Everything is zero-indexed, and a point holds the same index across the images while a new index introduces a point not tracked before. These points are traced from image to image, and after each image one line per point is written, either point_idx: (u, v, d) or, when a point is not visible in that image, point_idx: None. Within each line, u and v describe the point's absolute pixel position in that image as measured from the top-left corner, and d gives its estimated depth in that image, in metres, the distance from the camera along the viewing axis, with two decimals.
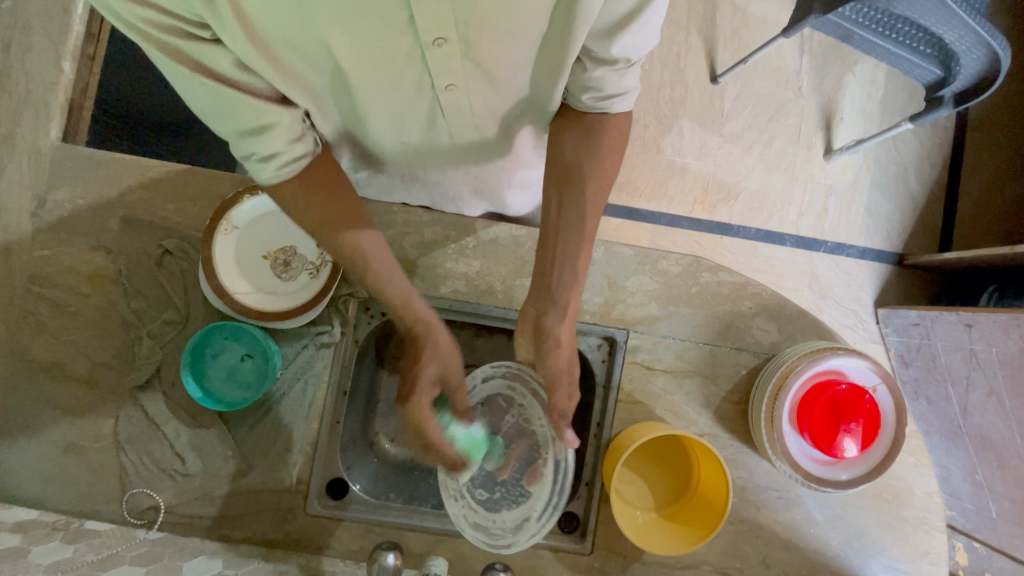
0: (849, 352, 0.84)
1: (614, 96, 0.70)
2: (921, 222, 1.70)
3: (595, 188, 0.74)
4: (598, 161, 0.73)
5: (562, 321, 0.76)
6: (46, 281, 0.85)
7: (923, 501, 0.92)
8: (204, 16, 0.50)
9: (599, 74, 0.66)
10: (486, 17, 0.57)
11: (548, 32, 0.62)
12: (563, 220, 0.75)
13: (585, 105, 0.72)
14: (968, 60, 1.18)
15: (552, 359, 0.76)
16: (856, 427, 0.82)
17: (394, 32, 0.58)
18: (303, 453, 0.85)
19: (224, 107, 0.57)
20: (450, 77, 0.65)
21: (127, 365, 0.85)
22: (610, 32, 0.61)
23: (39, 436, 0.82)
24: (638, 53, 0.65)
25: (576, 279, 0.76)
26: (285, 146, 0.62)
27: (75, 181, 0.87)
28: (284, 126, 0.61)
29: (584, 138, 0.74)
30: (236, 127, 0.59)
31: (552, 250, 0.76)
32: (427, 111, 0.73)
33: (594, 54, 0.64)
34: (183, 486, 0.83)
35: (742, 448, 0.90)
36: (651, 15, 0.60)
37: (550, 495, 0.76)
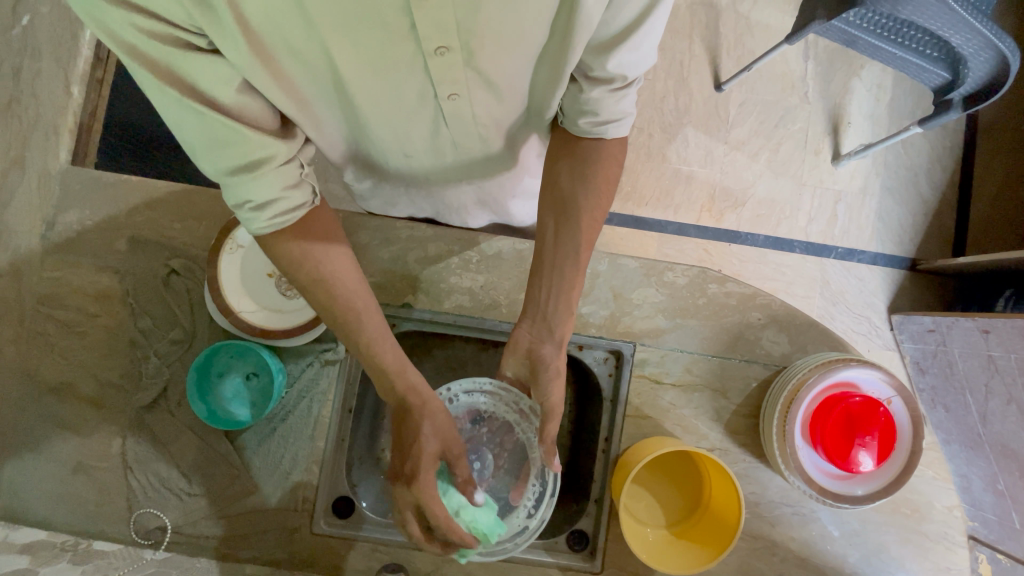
0: (862, 363, 0.83)
1: (609, 121, 0.70)
2: (933, 227, 1.68)
3: (590, 215, 0.74)
4: (592, 187, 0.74)
5: (557, 350, 0.77)
6: (56, 302, 0.86)
7: (943, 515, 0.89)
8: (205, 27, 0.51)
9: (596, 94, 0.66)
10: (488, 25, 0.57)
11: (549, 38, 0.62)
12: (558, 254, 0.76)
13: (581, 132, 0.72)
14: (976, 63, 1.17)
15: (550, 389, 0.77)
16: (872, 441, 0.80)
17: (395, 40, 0.58)
18: (309, 472, 0.85)
19: (219, 138, 0.57)
20: (453, 86, 0.65)
21: (135, 385, 0.85)
22: (606, 48, 0.61)
23: (49, 457, 0.83)
24: (634, 73, 0.65)
25: (570, 309, 0.77)
26: (280, 193, 0.62)
27: (83, 203, 0.88)
28: (278, 169, 0.61)
29: (575, 165, 0.74)
30: (229, 163, 0.59)
31: (546, 281, 0.77)
32: (430, 121, 0.73)
33: (592, 71, 0.65)
34: (190, 505, 0.83)
35: (754, 463, 0.88)
36: (647, 34, 0.61)
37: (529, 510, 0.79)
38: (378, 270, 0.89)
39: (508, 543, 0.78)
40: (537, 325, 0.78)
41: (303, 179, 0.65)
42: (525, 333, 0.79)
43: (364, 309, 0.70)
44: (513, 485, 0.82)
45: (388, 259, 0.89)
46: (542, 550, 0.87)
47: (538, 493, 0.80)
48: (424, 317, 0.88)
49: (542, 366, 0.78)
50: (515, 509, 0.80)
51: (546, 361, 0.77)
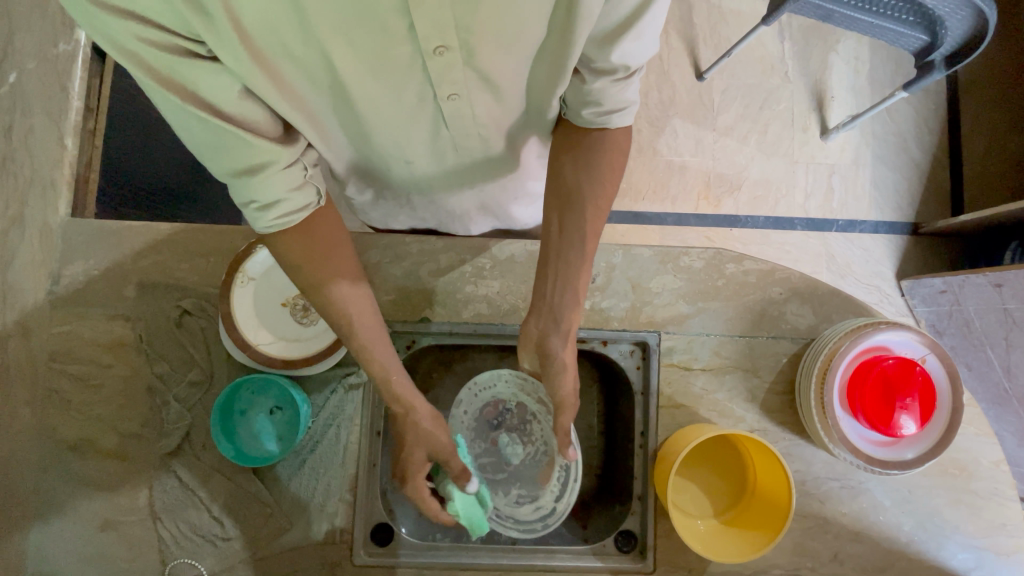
0: (891, 326, 0.82)
1: (615, 109, 0.69)
2: (929, 189, 1.69)
3: (596, 203, 0.73)
4: (596, 174, 0.72)
5: (563, 342, 0.77)
6: (69, 357, 0.84)
7: (991, 471, 0.88)
8: (203, 34, 0.50)
9: (600, 85, 0.66)
10: (487, 22, 0.57)
11: (548, 35, 0.62)
12: (564, 242, 0.75)
13: (587, 123, 0.71)
14: (954, 22, 1.18)
15: (560, 381, 0.78)
16: (913, 403, 0.78)
17: (394, 42, 0.58)
18: (344, 502, 0.83)
19: (223, 145, 0.56)
20: (453, 86, 0.65)
21: (156, 432, 0.83)
22: (608, 39, 0.61)
23: (75, 516, 0.80)
24: (637, 62, 0.65)
25: (578, 300, 0.76)
26: (285, 195, 0.62)
27: (87, 254, 0.87)
28: (283, 171, 0.61)
29: (581, 157, 0.73)
30: (231, 166, 0.59)
31: (551, 271, 0.76)
32: (430, 123, 0.73)
33: (594, 62, 0.64)
34: (225, 550, 0.80)
35: (795, 439, 0.86)
36: (649, 23, 0.60)
37: (557, 494, 0.85)
38: (393, 287, 0.88)
39: (541, 522, 0.84)
40: (545, 316, 0.78)
41: (306, 181, 0.65)
42: (533, 325, 0.79)
43: (357, 316, 0.70)
44: (539, 470, 0.87)
45: (401, 275, 0.88)
46: (592, 556, 0.84)
47: (564, 478, 0.85)
48: (443, 330, 0.87)
49: (551, 358, 0.78)
50: (542, 492, 0.86)
51: (555, 354, 0.77)
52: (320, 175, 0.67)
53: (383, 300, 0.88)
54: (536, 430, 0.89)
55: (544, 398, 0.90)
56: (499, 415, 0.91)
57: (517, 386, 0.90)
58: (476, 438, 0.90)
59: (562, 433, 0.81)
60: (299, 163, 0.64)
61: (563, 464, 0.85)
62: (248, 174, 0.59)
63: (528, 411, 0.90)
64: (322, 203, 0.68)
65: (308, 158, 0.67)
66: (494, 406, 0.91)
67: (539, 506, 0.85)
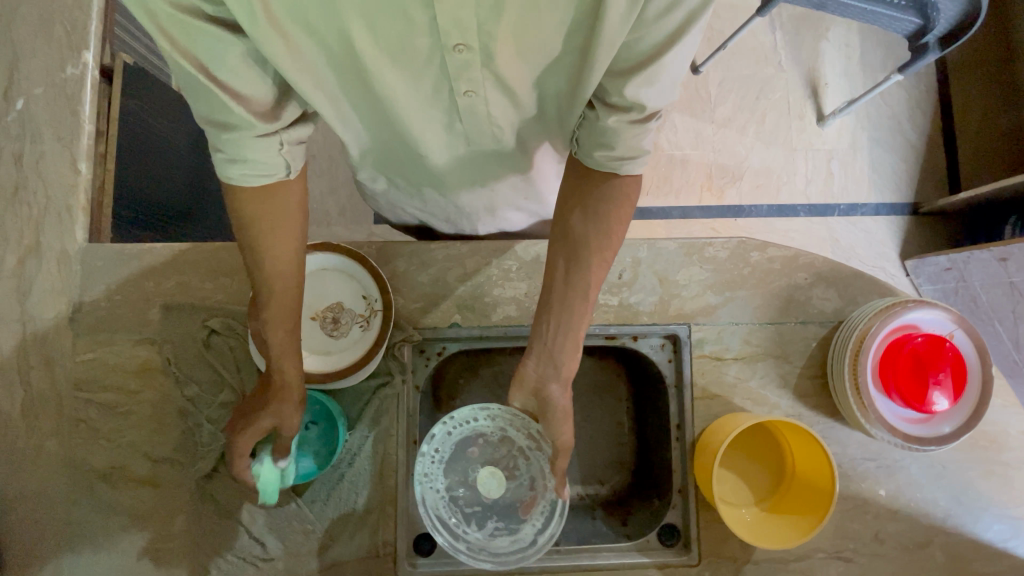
0: (921, 304, 0.83)
1: (627, 157, 0.67)
2: (926, 170, 1.72)
3: (600, 257, 0.73)
4: (604, 229, 0.71)
5: (563, 389, 0.78)
6: (95, 385, 0.82)
7: (1021, 442, 0.89)
8: (228, 3, 0.50)
9: (613, 124, 0.64)
10: (509, 24, 0.57)
11: (564, 54, 0.62)
12: (568, 290, 0.74)
13: (598, 165, 0.69)
14: (946, 3, 1.20)
15: (559, 428, 0.79)
16: (945, 379, 0.79)
17: (415, 33, 0.58)
18: (385, 514, 0.82)
19: (199, 92, 0.56)
20: (469, 83, 0.65)
21: (189, 456, 0.81)
22: (625, 73, 0.60)
23: (113, 547, 0.79)
24: (655, 106, 0.63)
25: (576, 347, 0.77)
26: (255, 157, 0.61)
27: (106, 279, 0.85)
28: (254, 137, 0.60)
29: (589, 207, 0.71)
30: (206, 113, 0.59)
31: (552, 315, 0.76)
32: (444, 114, 0.73)
33: (611, 97, 0.64)
34: (269, 571, 0.79)
35: (830, 422, 0.87)
36: (670, 67, 0.58)
37: (536, 531, 0.82)
38: (420, 295, 0.87)
39: (518, 555, 0.81)
40: (545, 359, 0.78)
41: (281, 154, 0.63)
42: (532, 369, 0.79)
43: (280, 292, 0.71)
44: (521, 503, 0.84)
45: (427, 282, 0.88)
46: (636, 551, 0.84)
47: (548, 511, 0.82)
48: (474, 334, 0.86)
49: (547, 402, 0.79)
50: (524, 523, 0.83)
51: (552, 401, 0.78)
52: (297, 154, 0.65)
53: (411, 308, 0.87)
54: (521, 462, 0.86)
55: (535, 434, 0.85)
56: (482, 447, 0.86)
57: (503, 418, 0.86)
58: (452, 469, 0.85)
59: (560, 474, 0.80)
60: (279, 135, 0.62)
61: (549, 498, 0.82)
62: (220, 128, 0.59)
63: (516, 443, 0.86)
64: (292, 177, 0.67)
65: (295, 134, 0.64)
66: (478, 438, 0.86)
67: (518, 539, 0.82)
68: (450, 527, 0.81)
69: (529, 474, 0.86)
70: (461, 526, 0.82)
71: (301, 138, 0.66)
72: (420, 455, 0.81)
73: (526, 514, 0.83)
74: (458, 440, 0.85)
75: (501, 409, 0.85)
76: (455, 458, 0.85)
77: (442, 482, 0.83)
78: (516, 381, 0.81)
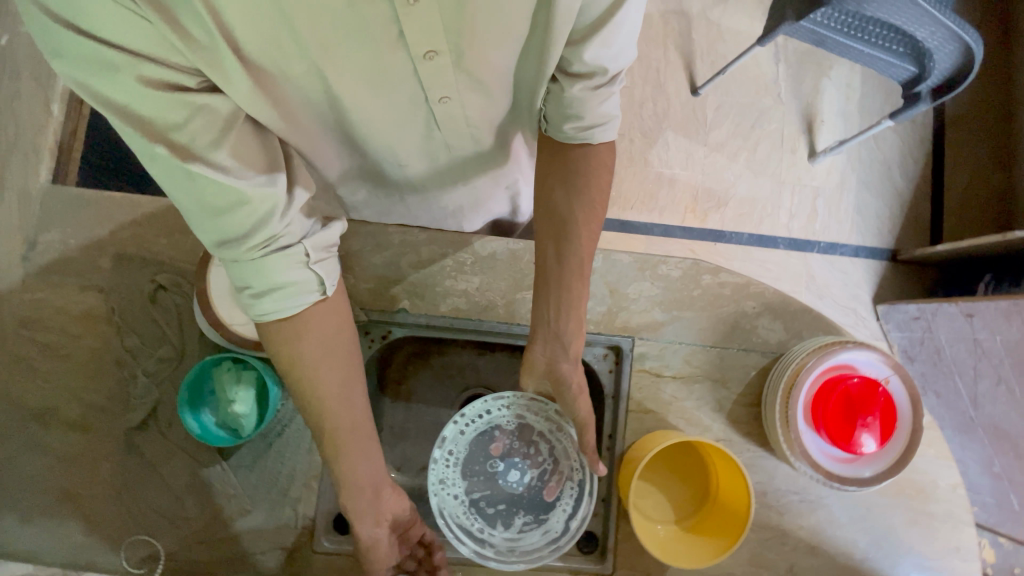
0: (856, 345, 0.84)
1: (596, 124, 0.70)
2: (910, 218, 1.72)
3: (587, 224, 0.75)
4: (588, 194, 0.74)
5: (574, 365, 0.78)
6: (38, 324, 0.83)
7: (947, 494, 0.89)
8: (199, 62, 0.53)
9: (577, 92, 0.67)
10: (475, 25, 0.58)
11: (531, 36, 0.63)
12: (563, 267, 0.76)
13: (569, 138, 0.72)
14: (942, 55, 1.21)
15: (575, 403, 0.79)
16: (873, 422, 0.80)
17: (384, 50, 0.59)
18: (308, 487, 0.82)
19: (213, 205, 0.56)
20: (443, 89, 0.66)
21: (121, 406, 0.82)
22: (581, 41, 0.63)
23: (33, 487, 0.79)
24: (615, 68, 0.66)
25: (581, 323, 0.78)
26: (285, 277, 0.61)
27: (65, 222, 0.86)
28: (274, 253, 0.59)
29: (570, 182, 0.75)
30: (226, 243, 0.59)
31: (553, 298, 0.77)
32: (422, 126, 0.74)
33: (570, 67, 0.66)
34: (185, 529, 0.80)
35: (759, 451, 0.88)
36: (620, 28, 0.62)
37: (566, 518, 0.81)
38: (371, 276, 0.88)
39: (550, 546, 0.80)
40: (548, 339, 0.79)
41: (308, 266, 0.62)
42: (540, 353, 0.80)
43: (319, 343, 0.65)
44: (545, 491, 0.85)
45: (381, 265, 0.89)
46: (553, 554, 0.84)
47: (576, 493, 0.82)
48: (419, 321, 0.87)
49: (562, 382, 0.79)
50: (553, 512, 0.83)
51: (566, 378, 0.79)
52: (326, 263, 0.64)
53: (361, 288, 0.88)
54: (544, 450, 0.86)
55: (558, 420, 0.85)
56: (503, 443, 0.87)
57: (523, 407, 0.86)
58: (470, 472, 0.84)
59: (591, 452, 0.78)
60: (301, 246, 0.61)
61: (575, 481, 0.82)
62: (236, 251, 0.59)
63: (535, 433, 0.87)
64: (328, 292, 0.65)
65: (320, 240, 0.63)
66: (494, 435, 0.86)
67: (548, 530, 0.81)
68: (474, 533, 0.81)
69: (551, 460, 0.86)
70: (486, 529, 0.82)
71: (327, 246, 0.65)
72: (434, 461, 0.80)
73: (553, 502, 0.83)
74: (477, 433, 0.85)
75: (519, 398, 0.85)
76: (471, 459, 0.84)
77: (460, 487, 0.83)
78: (524, 372, 0.82)
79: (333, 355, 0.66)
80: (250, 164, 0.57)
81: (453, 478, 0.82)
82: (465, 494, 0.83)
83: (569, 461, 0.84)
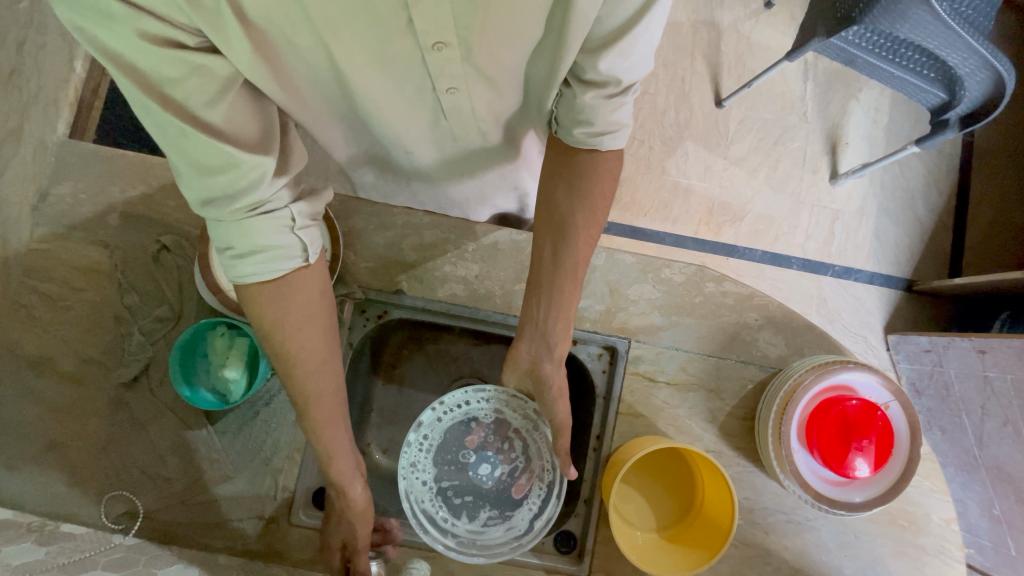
0: (858, 366, 0.82)
1: (606, 131, 0.68)
2: (929, 249, 1.69)
3: (586, 231, 0.74)
4: (589, 201, 0.72)
5: (557, 367, 0.78)
6: (42, 274, 0.84)
7: (940, 529, 0.86)
8: (208, 31, 0.51)
9: (590, 99, 0.65)
10: (485, 21, 0.57)
11: (543, 37, 0.62)
12: (557, 267, 0.75)
13: (577, 143, 0.70)
14: (973, 83, 1.17)
15: (554, 405, 0.78)
16: (869, 446, 0.78)
17: (393, 35, 0.58)
18: (290, 459, 0.82)
19: (202, 164, 0.54)
20: (451, 80, 0.65)
21: (115, 362, 0.83)
22: (598, 49, 0.61)
23: (21, 434, 0.80)
24: (629, 78, 0.64)
25: (568, 326, 0.78)
26: (269, 242, 0.60)
27: (77, 176, 0.87)
28: (259, 216, 0.58)
29: (574, 184, 0.73)
30: (208, 202, 0.57)
31: (544, 297, 0.77)
32: (429, 114, 0.74)
33: (585, 73, 0.64)
34: (165, 490, 0.80)
35: (748, 467, 0.86)
36: (639, 38, 0.59)
37: (533, 516, 0.79)
38: (372, 255, 0.88)
39: (513, 543, 0.78)
40: (534, 337, 0.79)
41: (293, 233, 0.61)
42: (525, 351, 0.80)
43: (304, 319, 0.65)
44: (515, 487, 0.83)
45: (382, 245, 0.89)
46: (529, 551, 0.83)
47: (545, 493, 0.80)
48: (415, 304, 0.87)
49: (543, 382, 0.79)
50: (521, 509, 0.81)
51: (547, 379, 0.78)
52: (311, 232, 0.63)
53: (361, 266, 0.88)
54: (519, 447, 0.85)
55: (535, 419, 0.84)
56: (479, 436, 0.85)
57: (503, 400, 0.84)
58: (441, 460, 0.82)
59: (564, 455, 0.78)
60: (288, 211, 0.60)
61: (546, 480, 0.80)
62: (218, 211, 0.57)
63: (512, 428, 0.85)
64: (311, 262, 0.65)
65: (307, 209, 0.63)
66: (470, 426, 0.84)
67: (511, 527, 0.79)
68: (438, 522, 0.79)
69: (524, 457, 0.84)
70: (450, 520, 0.80)
71: (314, 215, 0.64)
72: (406, 444, 0.78)
73: (520, 500, 0.82)
74: (453, 422, 0.83)
75: (500, 391, 0.84)
76: (445, 448, 0.83)
77: (430, 474, 0.81)
78: (507, 365, 0.82)
79: (314, 324, 0.66)
80: (242, 127, 0.56)
81: (423, 464, 0.81)
82: (432, 482, 0.81)
83: (543, 459, 0.83)
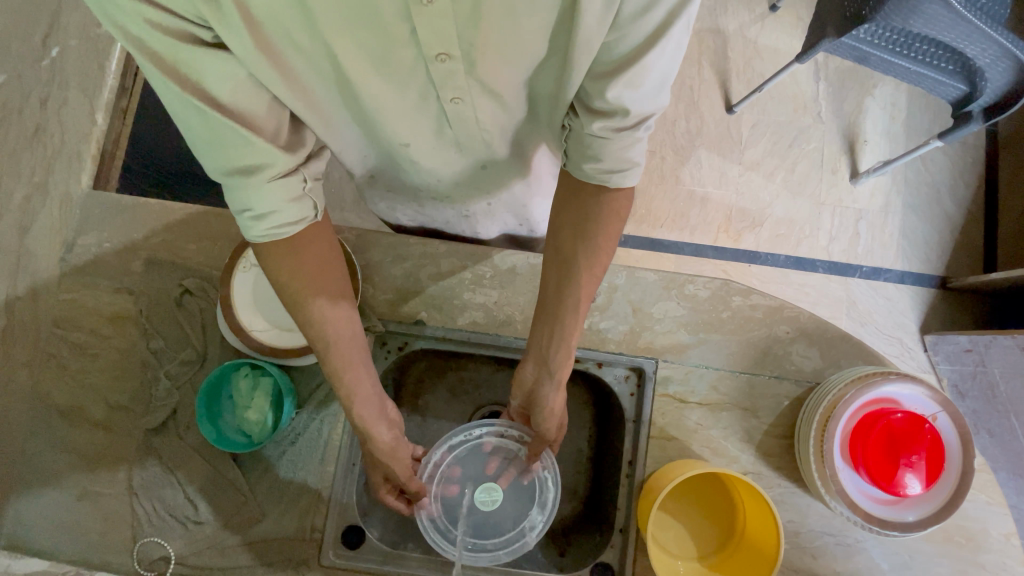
0: (901, 377, 0.78)
1: (615, 169, 0.64)
2: (961, 244, 1.63)
3: (589, 273, 0.69)
4: (592, 247, 0.68)
5: (556, 393, 0.75)
6: (71, 324, 0.86)
7: (1000, 544, 0.81)
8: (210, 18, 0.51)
9: (597, 129, 0.62)
10: (489, 38, 0.57)
11: (549, 55, 0.61)
12: (559, 298, 0.71)
13: (587, 178, 0.67)
14: (995, 73, 1.12)
15: (544, 426, 0.78)
16: (919, 462, 0.74)
17: (394, 44, 0.58)
18: (317, 498, 0.81)
19: (215, 135, 0.56)
20: (455, 91, 0.64)
21: (143, 408, 0.83)
22: (608, 75, 0.58)
23: (54, 483, 0.81)
24: (640, 110, 0.61)
25: (572, 354, 0.73)
26: (282, 206, 0.61)
27: (101, 226, 0.89)
28: (278, 180, 0.60)
29: (580, 227, 0.69)
30: (226, 166, 0.59)
31: (546, 326, 0.73)
32: (434, 122, 0.73)
33: (593, 102, 0.62)
34: (196, 534, 0.79)
35: (791, 487, 0.82)
36: (650, 67, 0.56)
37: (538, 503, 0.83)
38: (390, 287, 0.88)
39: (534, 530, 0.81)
40: (536, 360, 0.76)
41: (304, 195, 0.63)
42: (530, 371, 0.77)
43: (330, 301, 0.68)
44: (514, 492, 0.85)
45: (400, 276, 0.88)
46: None
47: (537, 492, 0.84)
48: (436, 335, 0.86)
49: (541, 404, 0.77)
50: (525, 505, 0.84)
51: (544, 403, 0.76)
52: (320, 190, 0.65)
53: (379, 299, 0.88)
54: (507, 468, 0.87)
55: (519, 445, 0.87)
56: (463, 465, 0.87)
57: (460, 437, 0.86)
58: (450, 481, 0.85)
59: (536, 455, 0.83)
60: (297, 174, 0.62)
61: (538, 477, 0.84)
62: (241, 175, 0.59)
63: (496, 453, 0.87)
64: (319, 218, 0.67)
65: (313, 170, 0.64)
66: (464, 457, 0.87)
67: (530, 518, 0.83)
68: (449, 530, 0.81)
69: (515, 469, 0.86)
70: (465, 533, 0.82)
71: (318, 174, 0.66)
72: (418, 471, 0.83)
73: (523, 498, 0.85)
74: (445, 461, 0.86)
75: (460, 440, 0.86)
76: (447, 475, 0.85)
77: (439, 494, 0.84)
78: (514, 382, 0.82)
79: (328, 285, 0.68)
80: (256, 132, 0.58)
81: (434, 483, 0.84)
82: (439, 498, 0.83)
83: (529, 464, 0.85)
